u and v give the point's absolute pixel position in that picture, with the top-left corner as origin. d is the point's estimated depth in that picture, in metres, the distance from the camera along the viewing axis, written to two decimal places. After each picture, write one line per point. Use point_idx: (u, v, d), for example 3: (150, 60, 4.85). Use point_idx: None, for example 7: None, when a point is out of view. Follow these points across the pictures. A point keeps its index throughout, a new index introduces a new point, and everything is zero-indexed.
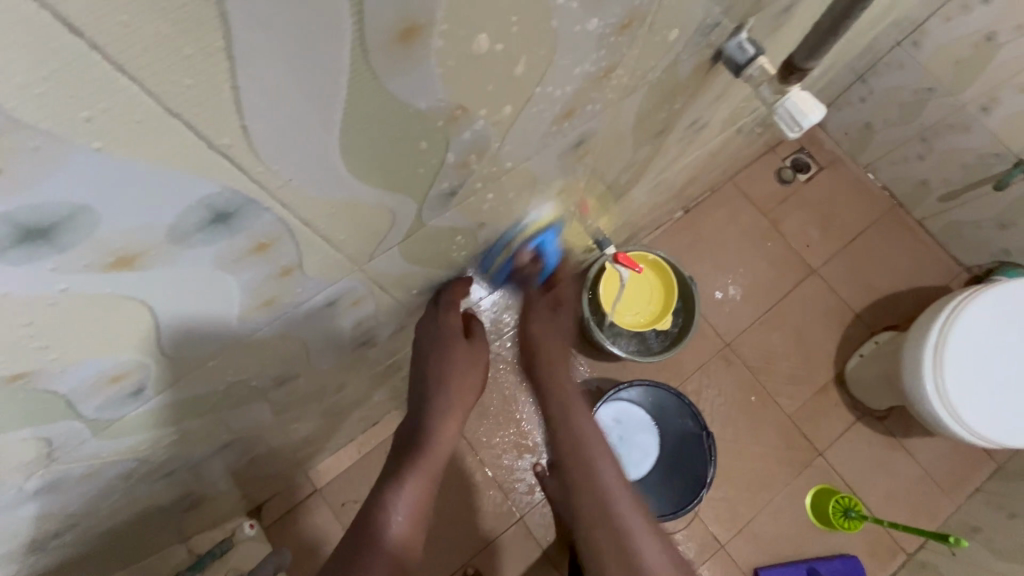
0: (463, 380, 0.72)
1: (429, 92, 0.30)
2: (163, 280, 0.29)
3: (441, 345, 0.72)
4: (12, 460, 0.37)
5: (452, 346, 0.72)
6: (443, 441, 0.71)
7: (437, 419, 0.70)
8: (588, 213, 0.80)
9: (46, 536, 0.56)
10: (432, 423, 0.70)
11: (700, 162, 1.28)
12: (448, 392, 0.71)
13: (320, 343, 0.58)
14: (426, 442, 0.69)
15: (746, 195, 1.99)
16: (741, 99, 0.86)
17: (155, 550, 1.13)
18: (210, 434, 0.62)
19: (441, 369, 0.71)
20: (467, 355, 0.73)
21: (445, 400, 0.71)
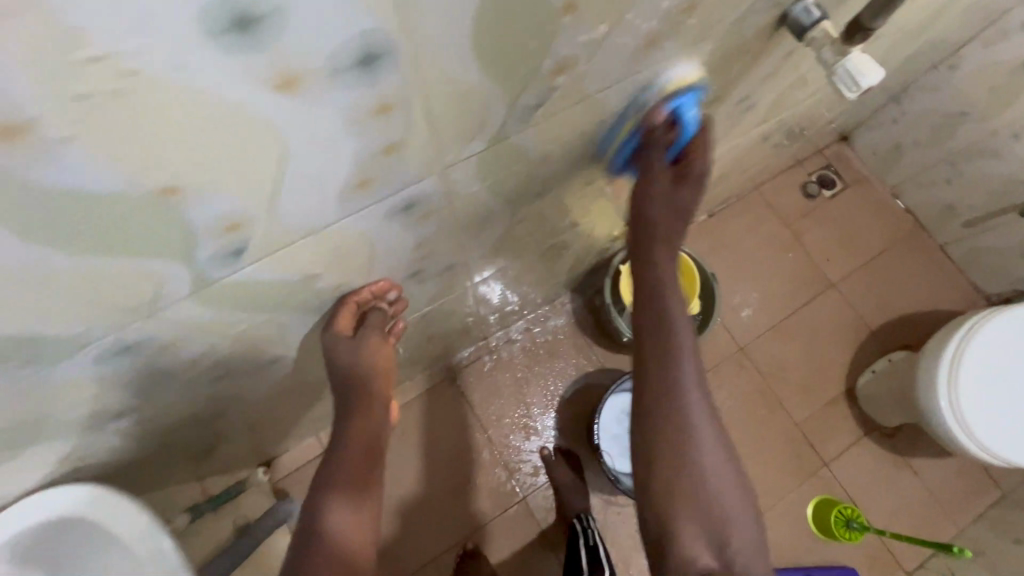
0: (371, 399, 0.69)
1: None
2: (305, 116, 0.32)
3: (336, 360, 0.68)
4: (127, 298, 0.40)
5: (353, 359, 0.68)
6: (364, 468, 0.68)
7: (349, 444, 0.68)
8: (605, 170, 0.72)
9: (107, 412, 0.59)
10: (348, 447, 0.68)
11: (736, 156, 1.32)
12: (356, 408, 0.69)
13: (383, 259, 0.61)
14: (343, 464, 0.67)
15: (771, 205, 2.02)
16: (788, 87, 0.89)
17: (172, 482, 1.16)
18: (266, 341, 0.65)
19: (346, 392, 0.69)
20: (362, 365, 0.68)
21: (357, 421, 0.69)
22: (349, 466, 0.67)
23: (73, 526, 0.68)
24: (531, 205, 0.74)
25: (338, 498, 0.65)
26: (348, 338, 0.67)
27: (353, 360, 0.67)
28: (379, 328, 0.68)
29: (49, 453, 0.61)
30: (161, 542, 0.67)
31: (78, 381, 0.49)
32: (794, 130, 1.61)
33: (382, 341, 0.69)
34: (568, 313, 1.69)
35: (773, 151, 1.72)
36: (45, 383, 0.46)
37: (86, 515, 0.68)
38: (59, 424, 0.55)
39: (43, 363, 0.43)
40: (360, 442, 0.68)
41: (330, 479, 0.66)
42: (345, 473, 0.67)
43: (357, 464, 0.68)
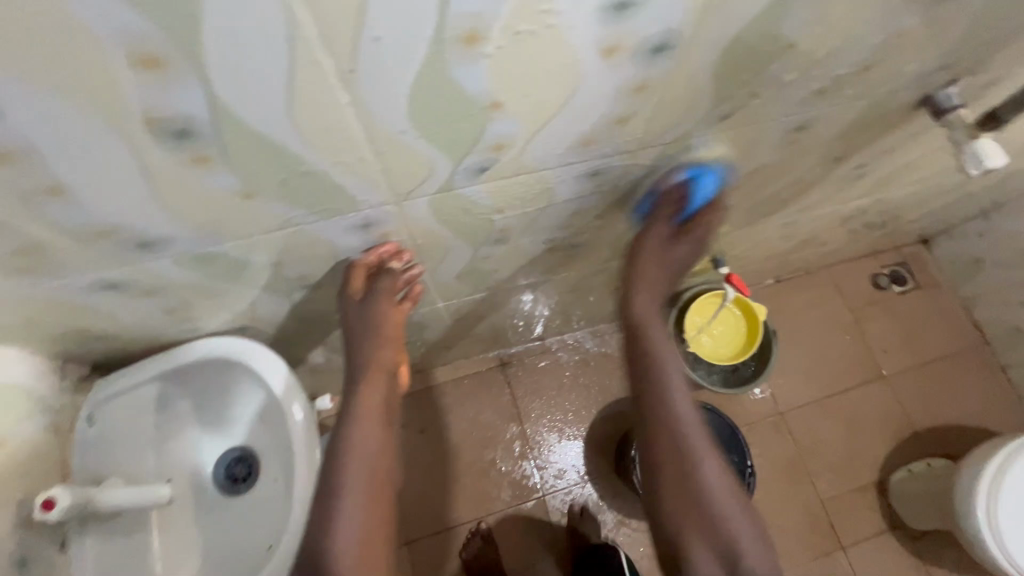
0: (375, 369, 0.77)
1: (796, 17, 0.47)
2: (599, 76, 0.45)
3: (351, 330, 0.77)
4: (404, 183, 0.54)
5: (361, 326, 0.76)
6: (366, 447, 0.74)
7: (355, 410, 0.76)
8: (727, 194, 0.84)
9: (302, 280, 0.73)
10: (353, 424, 0.75)
11: (826, 224, 1.41)
12: (365, 374, 0.77)
13: (548, 215, 0.74)
14: (347, 445, 0.74)
15: (838, 287, 2.08)
16: (900, 166, 0.99)
17: None
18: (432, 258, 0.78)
19: (357, 362, 0.78)
20: (371, 325, 0.75)
21: (364, 393, 0.77)
22: (354, 433, 0.75)
23: (232, 370, 0.82)
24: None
25: (352, 464, 0.73)
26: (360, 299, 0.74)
27: (365, 330, 0.76)
28: (390, 288, 0.74)
29: (244, 302, 0.75)
30: (297, 400, 0.80)
31: (319, 241, 0.62)
32: (880, 219, 1.68)
33: (387, 306, 0.75)
34: (624, 335, 1.79)
35: (856, 234, 1.80)
36: (303, 234, 0.59)
37: (245, 365, 0.80)
38: (274, 278, 0.70)
39: (319, 215, 0.56)
40: (364, 411, 0.76)
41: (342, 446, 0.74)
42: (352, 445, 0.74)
43: (360, 433, 0.75)
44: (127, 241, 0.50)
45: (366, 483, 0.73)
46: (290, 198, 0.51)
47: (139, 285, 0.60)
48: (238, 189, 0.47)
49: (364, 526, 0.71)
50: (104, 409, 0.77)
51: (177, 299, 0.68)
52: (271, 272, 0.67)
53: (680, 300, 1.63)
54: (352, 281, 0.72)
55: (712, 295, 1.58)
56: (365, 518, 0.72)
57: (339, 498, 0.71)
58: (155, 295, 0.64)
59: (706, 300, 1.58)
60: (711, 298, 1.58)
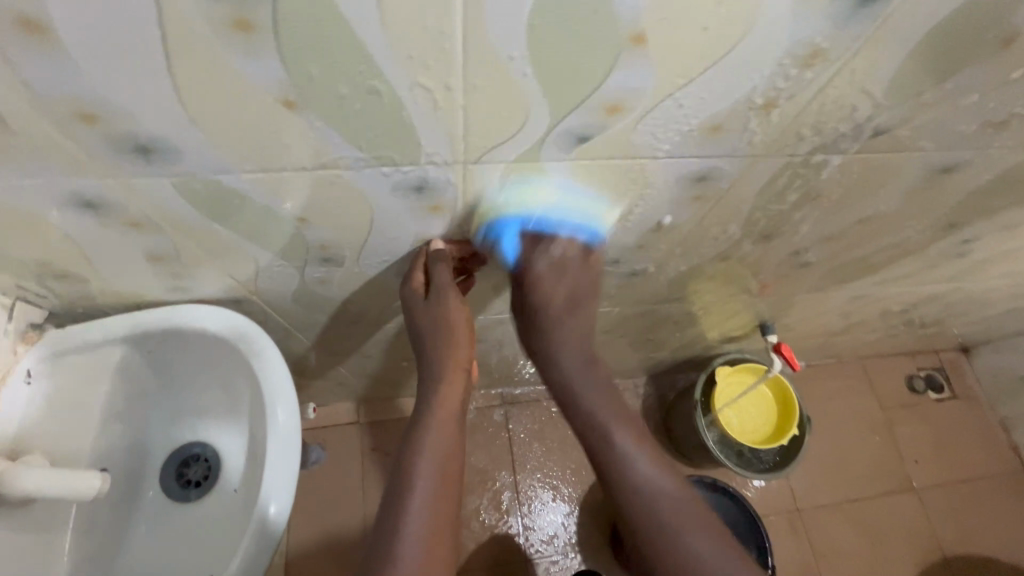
0: (451, 363, 0.64)
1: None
2: (778, 24, 0.36)
3: (415, 327, 0.64)
4: (487, 137, 0.43)
5: (429, 319, 0.62)
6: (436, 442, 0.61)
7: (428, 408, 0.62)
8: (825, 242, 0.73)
9: (323, 251, 0.60)
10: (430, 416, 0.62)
11: (887, 308, 1.29)
12: (437, 369, 0.63)
13: (626, 224, 0.62)
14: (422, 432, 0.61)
15: (871, 382, 1.94)
16: (1003, 250, 0.88)
17: None
18: (478, 252, 0.65)
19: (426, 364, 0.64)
20: (439, 322, 0.63)
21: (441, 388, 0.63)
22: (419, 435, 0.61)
23: (214, 347, 0.67)
24: (748, 244, 0.74)
25: (423, 469, 0.58)
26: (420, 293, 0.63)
27: (426, 324, 0.63)
28: (451, 280, 0.61)
29: (250, 267, 0.62)
30: (286, 395, 0.64)
31: (357, 196, 0.50)
32: (933, 316, 1.57)
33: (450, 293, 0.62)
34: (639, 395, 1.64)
35: (902, 328, 1.68)
36: (343, 182, 0.47)
37: (230, 344, 0.66)
38: (291, 241, 0.57)
39: (369, 159, 0.44)
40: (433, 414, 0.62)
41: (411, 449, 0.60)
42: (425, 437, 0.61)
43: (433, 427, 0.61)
44: (123, 140, 0.38)
45: (438, 481, 0.59)
46: (342, 123, 0.40)
47: (121, 212, 0.48)
48: (282, 92, 0.36)
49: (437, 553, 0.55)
50: (51, 365, 0.63)
51: (169, 246, 0.55)
52: (289, 231, 0.55)
53: (711, 365, 1.49)
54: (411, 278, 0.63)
55: (748, 372, 1.47)
56: (432, 532, 0.56)
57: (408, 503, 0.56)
58: (143, 231, 0.51)
59: (742, 375, 1.47)
60: (747, 373, 1.47)
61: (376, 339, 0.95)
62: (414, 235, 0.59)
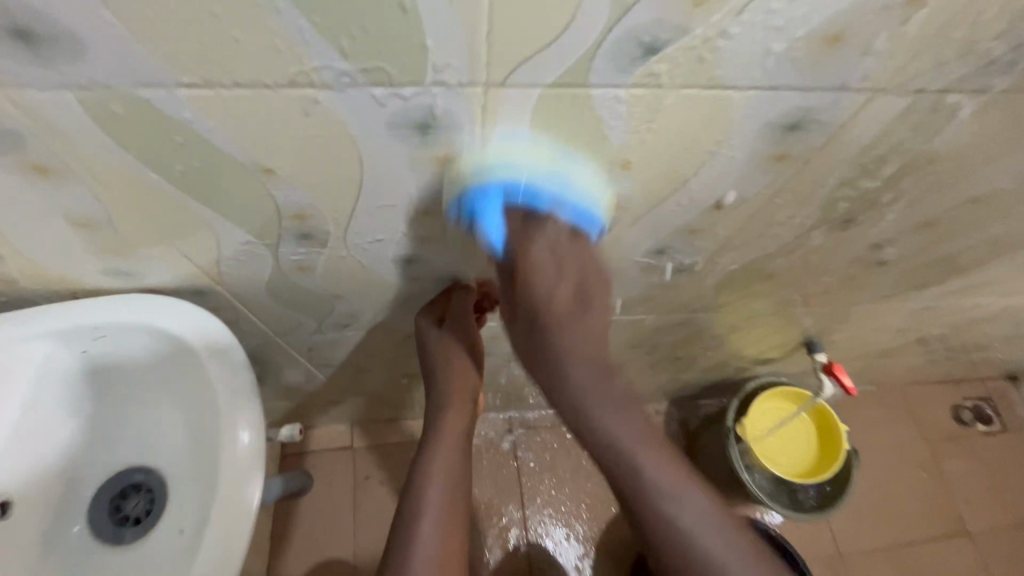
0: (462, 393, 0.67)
1: None
2: None
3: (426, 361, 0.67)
4: (532, 38, 0.32)
5: (447, 345, 0.66)
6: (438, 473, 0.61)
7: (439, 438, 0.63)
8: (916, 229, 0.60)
9: (302, 226, 0.48)
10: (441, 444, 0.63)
11: (949, 326, 1.15)
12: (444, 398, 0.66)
13: (684, 194, 0.49)
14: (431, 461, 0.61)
15: (912, 412, 1.77)
16: None
17: None
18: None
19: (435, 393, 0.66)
20: (454, 350, 0.66)
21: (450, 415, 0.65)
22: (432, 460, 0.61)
23: (165, 347, 0.54)
24: (822, 232, 0.60)
25: (433, 497, 0.58)
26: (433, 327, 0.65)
27: (441, 356, 0.66)
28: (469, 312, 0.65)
29: (211, 245, 0.50)
30: (250, 411, 0.52)
31: (343, 139, 0.38)
32: (988, 338, 1.42)
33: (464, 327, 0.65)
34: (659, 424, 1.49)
35: (950, 353, 1.52)
36: (323, 113, 0.35)
37: (184, 343, 0.53)
38: (259, 209, 0.45)
39: (357, 71, 0.33)
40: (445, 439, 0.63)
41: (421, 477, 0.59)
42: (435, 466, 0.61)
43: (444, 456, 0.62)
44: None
45: (446, 511, 0.58)
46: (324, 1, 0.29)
47: (21, 142, 0.35)
48: None
49: None
50: None
51: (100, 207, 0.43)
52: (255, 191, 0.42)
53: (742, 390, 1.34)
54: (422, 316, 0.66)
55: (791, 397, 1.32)
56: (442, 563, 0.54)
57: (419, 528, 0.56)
58: (57, 181, 0.39)
59: (783, 401, 1.32)
60: (789, 398, 1.32)
61: (368, 346, 0.81)
62: (414, 207, 0.47)
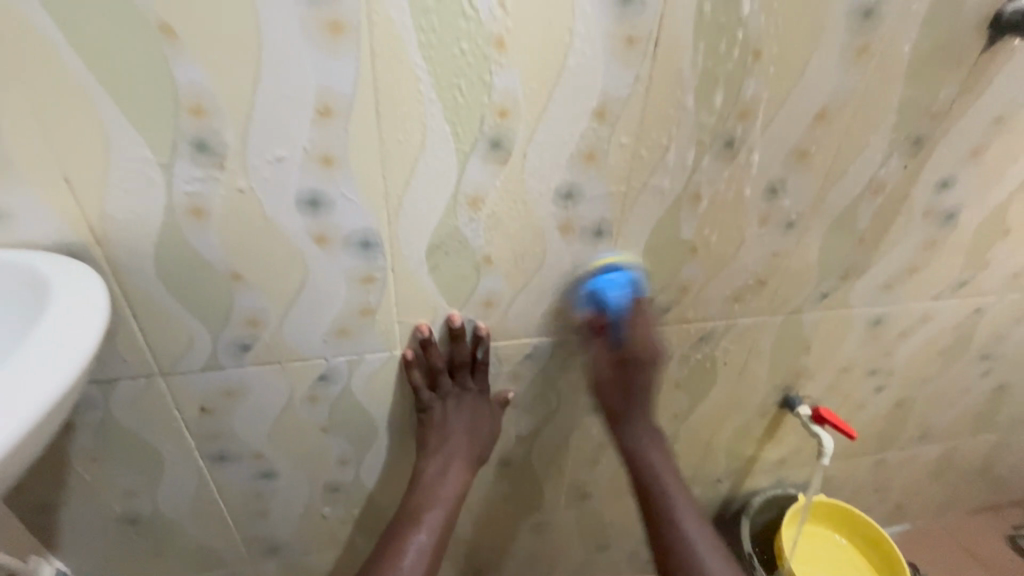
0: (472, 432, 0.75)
1: None
2: None
3: (443, 422, 0.74)
4: None
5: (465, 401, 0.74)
6: (442, 490, 0.73)
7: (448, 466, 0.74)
8: (791, 160, 0.66)
9: (196, 141, 0.49)
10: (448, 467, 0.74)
11: (929, 378, 1.06)
12: (455, 443, 0.74)
13: (564, 85, 0.54)
14: (437, 479, 0.74)
15: (970, 553, 1.44)
16: (987, 211, 0.80)
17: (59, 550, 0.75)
18: (397, 141, 0.53)
19: (433, 448, 0.74)
20: (470, 403, 0.75)
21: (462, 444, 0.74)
22: (426, 512, 0.72)
23: (24, 296, 0.48)
24: (712, 162, 0.63)
25: (419, 536, 0.70)
26: (459, 393, 0.74)
27: (457, 420, 0.74)
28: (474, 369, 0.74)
29: (97, 178, 0.49)
30: (58, 367, 0.40)
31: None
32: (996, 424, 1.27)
33: (483, 401, 0.76)
34: None
35: (969, 455, 1.33)
36: None
37: (40, 282, 0.47)
38: (153, 115, 0.47)
39: None
40: (439, 497, 0.73)
41: (421, 502, 0.72)
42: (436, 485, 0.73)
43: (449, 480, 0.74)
44: None
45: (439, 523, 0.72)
46: None
47: None
48: None
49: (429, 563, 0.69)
50: None
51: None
52: (159, 69, 0.45)
53: (753, 518, 1.14)
54: (431, 353, 0.70)
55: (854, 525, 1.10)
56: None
57: (403, 561, 0.67)
58: None
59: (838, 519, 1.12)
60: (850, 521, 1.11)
61: (275, 393, 0.69)
62: (311, 113, 0.50)
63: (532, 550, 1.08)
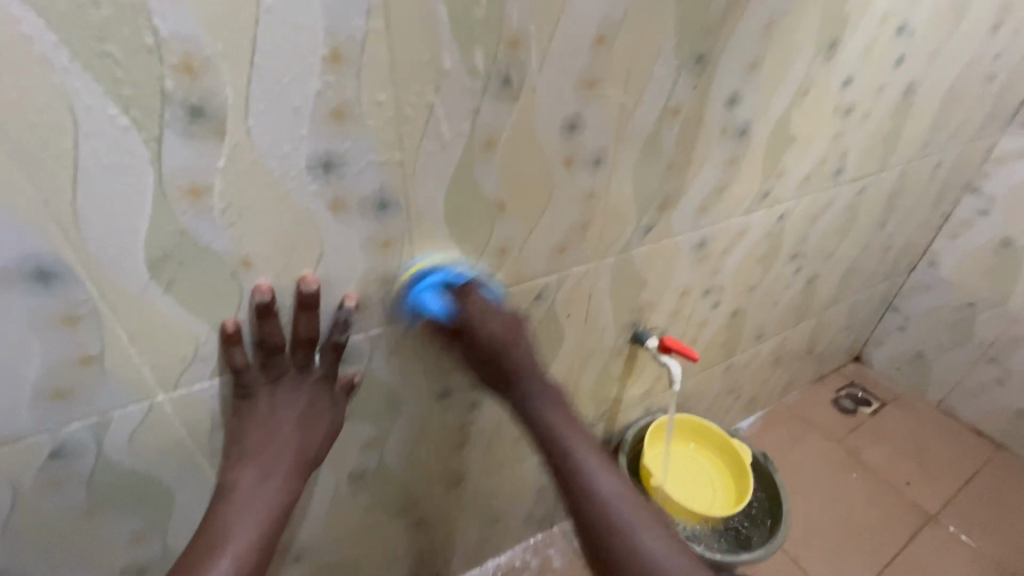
0: (304, 429, 0.60)
1: None
2: None
3: (269, 417, 0.58)
4: None
5: (298, 394, 0.60)
6: (255, 502, 0.56)
7: (267, 472, 0.58)
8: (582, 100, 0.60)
9: None
10: (268, 473, 0.58)
11: (754, 285, 1.14)
12: (277, 447, 0.59)
13: (271, 26, 0.41)
14: (249, 491, 0.57)
15: (808, 421, 1.67)
16: (771, 122, 0.84)
17: None
18: (30, 123, 0.37)
19: (248, 450, 0.58)
20: (302, 400, 0.60)
21: (286, 445, 0.59)
22: (233, 533, 0.54)
23: None
24: (495, 104, 0.55)
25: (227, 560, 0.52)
26: (295, 374, 0.59)
27: (288, 410, 0.59)
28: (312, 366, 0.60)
29: None
30: None
31: None
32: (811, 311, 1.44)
33: (327, 388, 0.62)
34: (577, 545, 1.25)
35: (796, 341, 1.51)
36: None
37: None
38: None
39: None
40: (254, 509, 0.56)
41: (228, 519, 0.55)
42: (248, 495, 0.56)
43: (264, 489, 0.57)
44: None
45: (253, 541, 0.54)
46: None
47: None
48: None
49: None
50: None
51: None
52: None
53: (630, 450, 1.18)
54: (267, 326, 0.54)
55: (734, 466, 1.18)
56: None
57: None
58: None
59: (734, 465, 1.17)
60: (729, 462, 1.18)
61: None
62: None
63: (420, 549, 1.01)
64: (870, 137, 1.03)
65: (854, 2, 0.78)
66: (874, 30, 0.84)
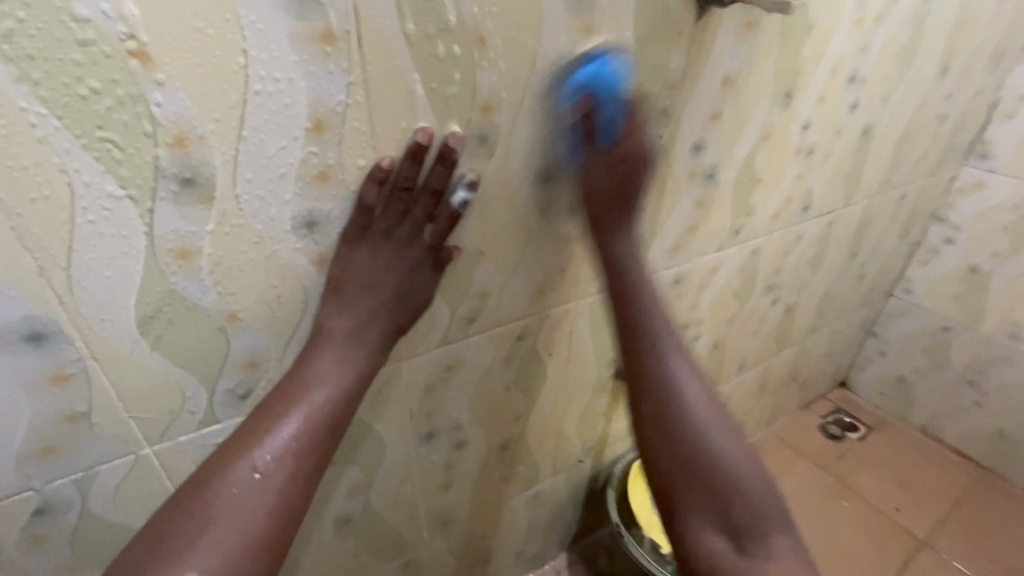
0: (363, 339, 0.56)
1: None
2: None
3: (306, 369, 0.54)
4: None
5: (373, 286, 0.56)
6: (302, 413, 0.52)
7: (318, 381, 0.54)
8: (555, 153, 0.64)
9: None
10: (316, 381, 0.54)
11: (732, 317, 1.18)
12: (330, 356, 0.55)
13: (259, 107, 0.45)
14: (296, 396, 0.53)
15: (797, 449, 1.69)
16: (736, 165, 0.88)
17: None
18: (30, 199, 0.40)
19: (309, 354, 0.55)
20: (380, 294, 0.57)
21: (338, 357, 0.55)
22: (250, 477, 0.49)
23: None
24: (470, 162, 0.59)
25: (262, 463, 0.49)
26: (360, 287, 0.56)
27: (357, 309, 0.56)
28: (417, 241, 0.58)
29: None
30: None
31: None
32: (792, 340, 1.47)
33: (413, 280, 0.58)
34: None
35: (779, 370, 1.54)
36: None
37: None
38: None
39: None
40: (300, 415, 0.52)
41: (270, 422, 0.51)
42: (294, 402, 0.52)
43: (311, 398, 0.53)
44: None
45: (293, 451, 0.51)
46: None
47: None
48: None
49: (265, 502, 0.48)
50: None
51: None
52: None
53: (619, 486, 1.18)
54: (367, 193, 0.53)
55: None
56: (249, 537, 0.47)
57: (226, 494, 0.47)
58: None
59: None
60: None
61: None
62: None
63: None
64: (833, 175, 1.09)
65: (805, 56, 0.84)
66: (827, 80, 0.90)
